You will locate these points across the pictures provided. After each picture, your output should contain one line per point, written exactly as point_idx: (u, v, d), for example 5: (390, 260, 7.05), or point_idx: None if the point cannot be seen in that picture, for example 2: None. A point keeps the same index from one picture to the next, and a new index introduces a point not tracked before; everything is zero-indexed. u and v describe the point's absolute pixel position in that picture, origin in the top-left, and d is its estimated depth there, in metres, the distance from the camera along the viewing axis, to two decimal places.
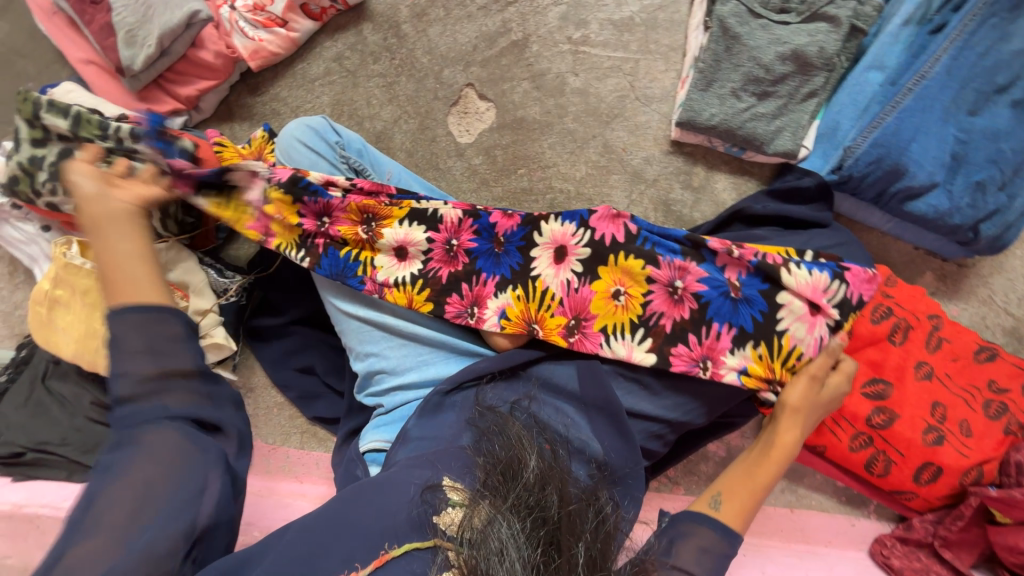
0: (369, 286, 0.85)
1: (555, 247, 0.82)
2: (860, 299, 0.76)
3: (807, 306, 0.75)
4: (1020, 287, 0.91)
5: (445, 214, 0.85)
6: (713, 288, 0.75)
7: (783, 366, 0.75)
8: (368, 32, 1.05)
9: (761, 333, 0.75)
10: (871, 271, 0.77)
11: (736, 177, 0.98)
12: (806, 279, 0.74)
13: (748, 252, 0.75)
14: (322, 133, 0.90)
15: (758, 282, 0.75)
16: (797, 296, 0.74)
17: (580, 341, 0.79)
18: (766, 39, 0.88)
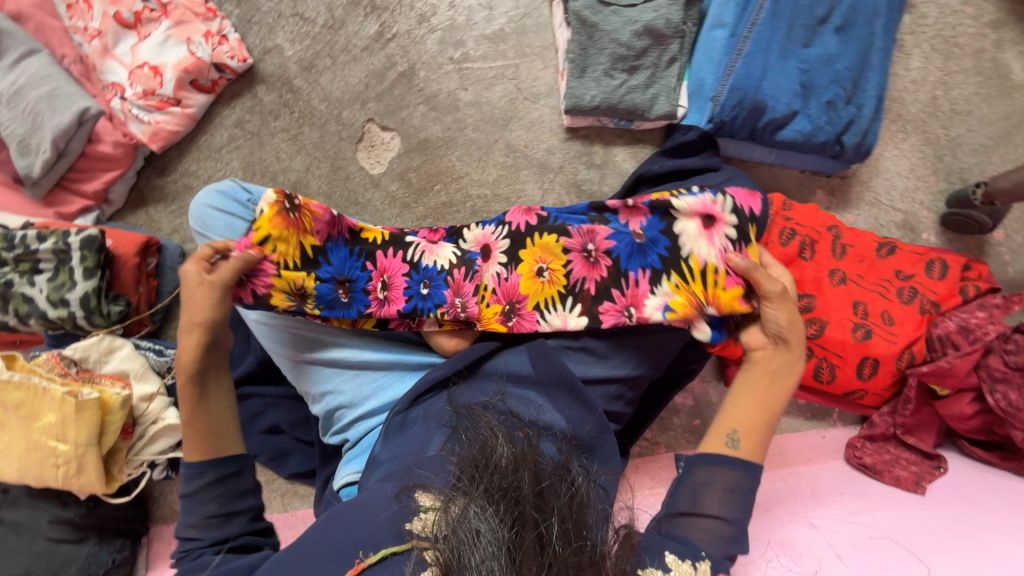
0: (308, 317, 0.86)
1: (480, 248, 0.87)
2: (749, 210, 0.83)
3: (702, 223, 0.80)
4: (898, 184, 1.01)
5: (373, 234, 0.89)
6: (621, 241, 0.81)
7: (705, 288, 0.78)
8: (262, 94, 1.09)
9: (670, 266, 0.80)
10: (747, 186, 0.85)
11: (632, 147, 1.05)
12: (693, 200, 0.80)
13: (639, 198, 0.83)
14: (233, 194, 0.92)
15: (657, 222, 0.82)
16: (690, 219, 0.80)
17: (518, 324, 0.83)
18: (620, 21, 0.97)
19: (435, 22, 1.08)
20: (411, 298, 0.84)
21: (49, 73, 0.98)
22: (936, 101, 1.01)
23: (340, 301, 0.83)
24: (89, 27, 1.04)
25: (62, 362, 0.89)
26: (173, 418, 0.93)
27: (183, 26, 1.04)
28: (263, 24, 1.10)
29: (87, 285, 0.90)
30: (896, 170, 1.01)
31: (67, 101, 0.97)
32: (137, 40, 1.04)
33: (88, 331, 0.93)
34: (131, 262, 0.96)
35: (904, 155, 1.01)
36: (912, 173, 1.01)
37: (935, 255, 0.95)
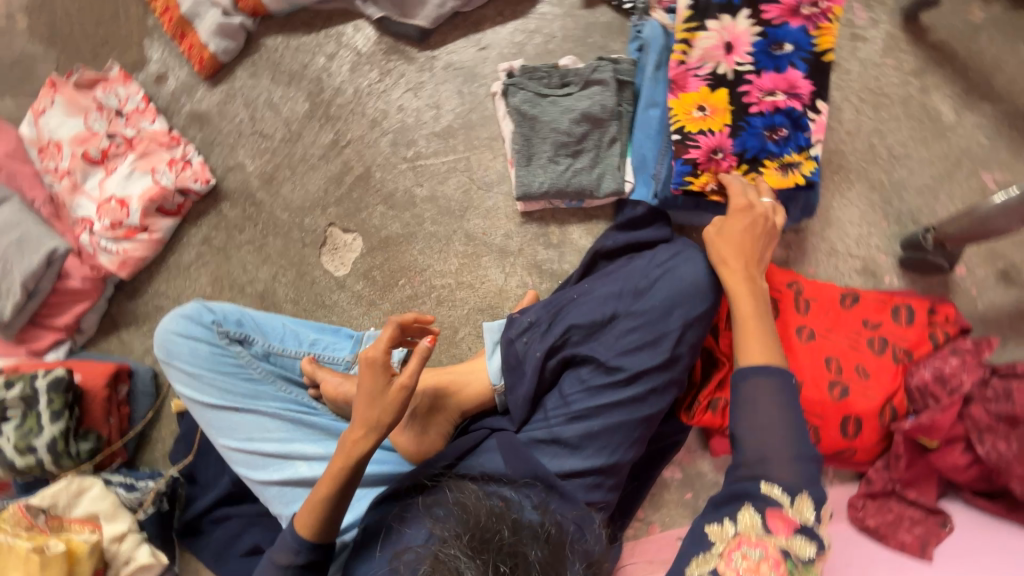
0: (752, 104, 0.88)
1: (725, 44, 0.87)
2: None
3: (727, 53, 0.88)
4: (852, 232, 1.02)
5: (729, 31, 0.87)
6: (758, 53, 0.87)
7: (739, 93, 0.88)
8: (227, 210, 1.13)
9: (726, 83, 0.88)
10: None
11: (586, 224, 1.07)
12: (735, 25, 0.87)
13: (740, 35, 0.87)
14: (197, 317, 0.94)
15: (748, 139, 0.87)
16: (718, 35, 0.87)
17: (685, 151, 0.88)
18: (558, 111, 1.01)
19: (387, 125, 1.13)
20: (742, 139, 0.88)
21: (19, 218, 1.01)
22: (873, 148, 1.04)
23: (786, 54, 0.86)
24: (59, 167, 1.10)
25: (29, 513, 0.87)
26: (145, 557, 0.90)
27: (148, 157, 1.10)
28: (224, 145, 1.15)
29: (56, 427, 0.90)
30: (847, 218, 1.02)
31: (36, 244, 1.00)
32: (104, 174, 1.09)
33: (58, 474, 0.93)
34: (100, 395, 0.97)
35: (852, 202, 1.02)
36: (863, 219, 1.02)
37: (900, 301, 0.94)
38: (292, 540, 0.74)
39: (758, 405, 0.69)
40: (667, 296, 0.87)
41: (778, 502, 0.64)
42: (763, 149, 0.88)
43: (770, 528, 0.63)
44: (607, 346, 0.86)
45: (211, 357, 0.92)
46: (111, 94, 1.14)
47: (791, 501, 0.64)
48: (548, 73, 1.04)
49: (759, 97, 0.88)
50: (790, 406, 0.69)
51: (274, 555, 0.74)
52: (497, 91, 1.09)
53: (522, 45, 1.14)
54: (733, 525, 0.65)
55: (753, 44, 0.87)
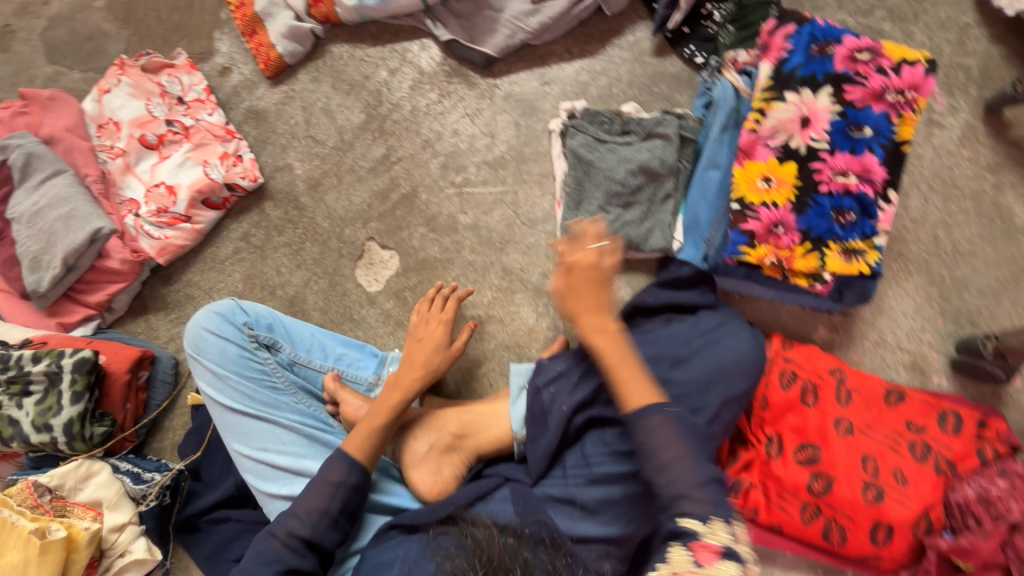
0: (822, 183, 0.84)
1: (801, 117, 0.84)
2: (878, 69, 0.81)
3: (803, 126, 0.84)
4: (904, 324, 0.98)
5: (808, 106, 0.84)
6: (835, 132, 0.83)
7: (809, 170, 0.84)
8: (270, 209, 1.13)
9: (798, 156, 0.85)
10: (873, 45, 0.82)
11: (627, 275, 1.04)
12: (815, 100, 0.83)
13: (820, 111, 0.83)
14: (231, 316, 0.94)
15: (813, 216, 0.84)
16: (796, 108, 0.84)
17: (744, 223, 0.85)
18: (616, 160, 0.99)
19: (439, 147, 1.12)
20: (807, 217, 0.84)
21: (70, 194, 1.03)
22: (937, 240, 1.00)
23: (863, 137, 0.83)
24: (115, 146, 1.11)
25: (35, 491, 0.87)
26: (141, 552, 0.90)
27: (202, 148, 1.11)
28: (276, 145, 1.16)
29: (75, 408, 0.90)
30: (901, 309, 0.98)
31: (82, 221, 1.01)
32: (157, 159, 1.10)
33: (68, 455, 0.92)
34: (121, 380, 0.97)
35: (908, 293, 0.98)
36: (918, 313, 0.98)
37: (948, 406, 0.89)
38: (346, 458, 0.80)
39: (658, 437, 0.69)
40: (708, 369, 0.87)
41: (700, 533, 0.63)
42: (828, 229, 0.84)
43: (700, 560, 0.60)
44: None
45: (238, 360, 0.92)
46: (175, 82, 1.16)
47: (706, 526, 0.63)
48: (610, 119, 1.02)
49: (829, 176, 0.84)
50: (684, 433, 0.70)
51: (328, 469, 0.79)
52: (555, 129, 1.07)
53: (586, 85, 1.12)
54: (667, 567, 0.61)
55: (831, 122, 0.83)
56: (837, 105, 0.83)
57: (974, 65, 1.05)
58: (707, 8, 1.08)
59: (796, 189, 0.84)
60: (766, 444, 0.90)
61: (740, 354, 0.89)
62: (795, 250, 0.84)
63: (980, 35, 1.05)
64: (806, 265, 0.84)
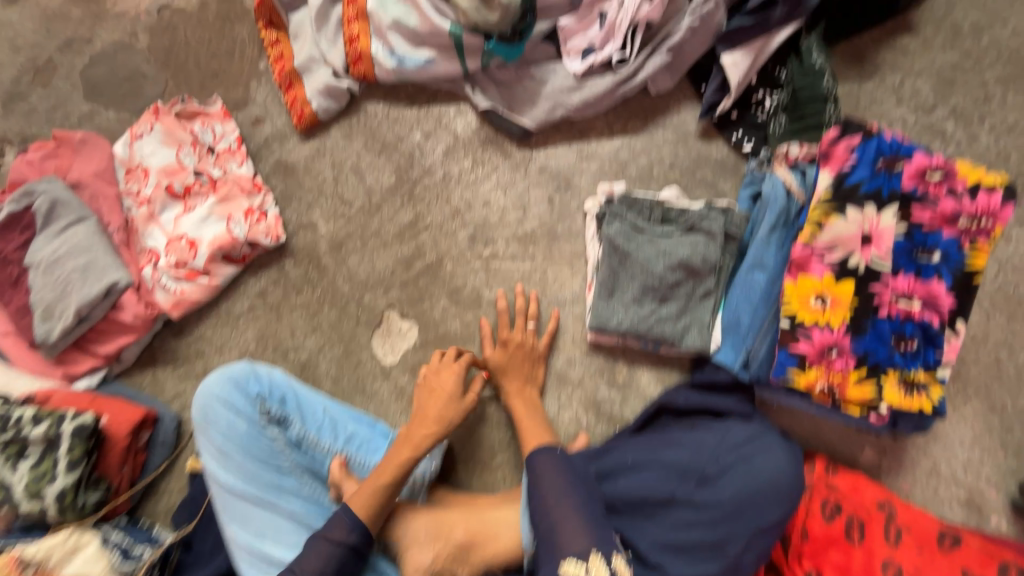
0: (882, 306, 0.78)
1: (863, 233, 0.78)
2: (950, 191, 0.75)
3: (865, 243, 0.78)
4: (960, 453, 0.89)
5: (871, 223, 0.78)
6: (899, 253, 0.77)
7: (867, 290, 0.78)
8: (289, 267, 1.10)
9: (856, 275, 0.79)
10: (947, 165, 0.76)
11: (657, 370, 0.98)
12: (878, 217, 0.77)
13: (884, 230, 0.77)
14: (244, 385, 0.90)
15: (869, 341, 0.77)
16: (856, 224, 0.78)
17: (794, 341, 0.79)
18: (654, 251, 0.94)
19: (469, 216, 1.09)
20: (863, 342, 0.77)
21: (91, 244, 1.00)
22: (999, 363, 0.92)
23: (929, 260, 0.77)
24: (141, 193, 1.09)
25: (16, 564, 0.81)
26: None
27: (227, 201, 1.09)
28: (302, 201, 1.13)
29: (70, 476, 0.86)
30: (957, 437, 0.90)
31: (100, 272, 0.99)
32: (182, 210, 1.08)
33: (58, 524, 0.88)
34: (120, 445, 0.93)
35: (965, 420, 0.90)
36: (976, 443, 0.89)
37: (1011, 558, 0.79)
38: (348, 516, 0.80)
39: (545, 480, 0.81)
40: (735, 493, 0.81)
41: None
42: (886, 358, 0.77)
43: None
44: (658, 533, 0.81)
45: (247, 437, 0.88)
46: (208, 130, 1.15)
47: (587, 564, 0.72)
48: (650, 206, 0.97)
49: (889, 299, 0.78)
50: (569, 478, 0.81)
51: (333, 523, 0.79)
52: (591, 211, 1.03)
53: (626, 163, 1.08)
54: None
55: (896, 242, 0.77)
56: (903, 225, 0.77)
57: None
58: (758, 94, 1.03)
59: (853, 309, 0.78)
60: None
61: (773, 478, 0.81)
62: (849, 376, 0.78)
63: None
64: (860, 394, 0.77)
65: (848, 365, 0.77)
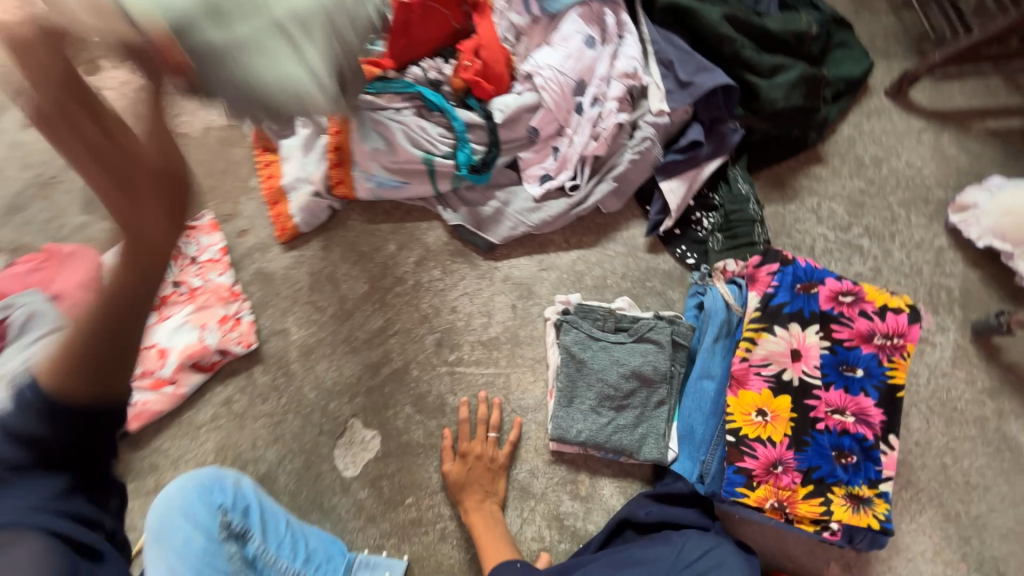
0: (819, 420, 0.82)
1: (792, 350, 0.85)
2: (861, 311, 0.84)
3: (794, 358, 0.85)
4: (923, 567, 0.89)
5: (798, 341, 0.85)
6: (826, 368, 0.84)
7: (802, 404, 0.83)
8: (258, 373, 1.11)
9: (791, 389, 0.84)
10: (855, 289, 0.85)
11: (619, 479, 0.98)
12: (802, 335, 0.85)
13: (810, 347, 0.84)
14: (209, 494, 0.91)
15: (811, 454, 0.81)
16: (785, 342, 0.85)
17: (741, 456, 0.81)
18: (608, 360, 1.00)
19: (436, 322, 1.14)
20: (806, 456, 0.81)
21: None
22: (946, 468, 0.95)
23: (854, 375, 0.83)
24: None
25: None
26: None
27: (204, 309, 1.13)
28: (277, 307, 1.18)
29: None
30: (919, 549, 0.90)
31: None
32: (157, 318, 1.12)
33: None
34: None
35: (923, 530, 0.91)
36: (937, 555, 0.90)
37: None
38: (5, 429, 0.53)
39: None
40: None
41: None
42: (830, 472, 0.80)
43: None
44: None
45: (201, 552, 0.85)
46: (193, 243, 1.23)
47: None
48: (603, 316, 1.04)
49: (825, 412, 0.82)
50: None
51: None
52: (550, 318, 1.10)
53: (582, 274, 1.17)
54: None
55: (821, 358, 0.84)
56: (827, 342, 0.84)
57: (954, 286, 1.10)
58: (696, 215, 1.16)
59: (792, 423, 0.82)
60: None
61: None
62: (796, 491, 0.80)
63: (955, 257, 1.12)
64: (810, 511, 0.79)
65: (794, 480, 0.80)
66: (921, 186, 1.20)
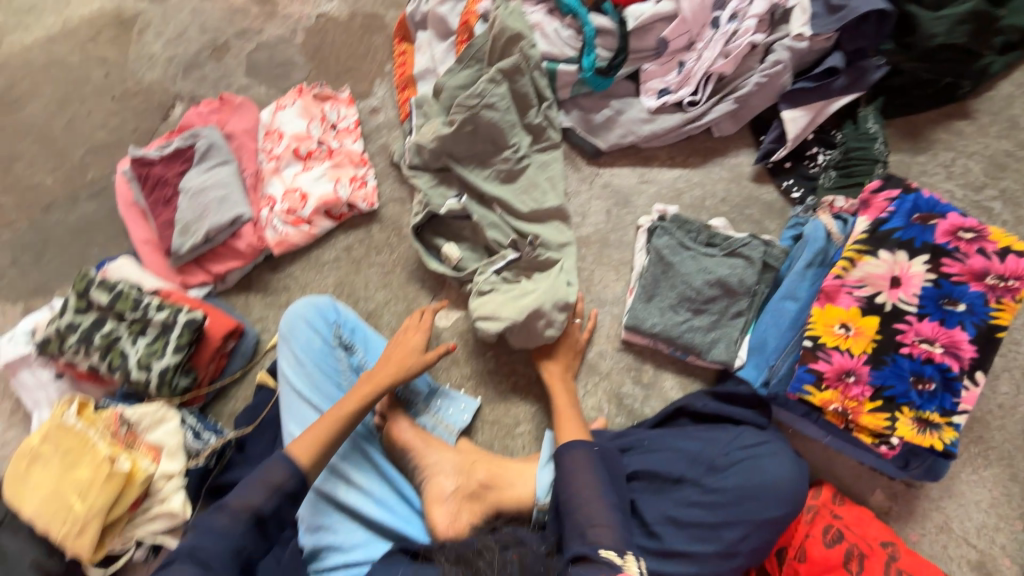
0: (906, 346, 0.84)
1: (892, 275, 0.86)
2: (979, 249, 0.83)
3: (893, 284, 0.86)
4: (975, 515, 0.90)
5: (900, 268, 0.85)
6: (926, 299, 0.84)
7: (890, 328, 0.85)
8: (375, 230, 1.28)
9: (881, 312, 0.86)
10: (979, 227, 0.83)
11: (681, 376, 1.06)
12: (906, 264, 0.85)
13: (913, 275, 0.85)
14: (325, 311, 1.10)
15: (888, 374, 0.84)
16: (886, 266, 0.86)
17: (814, 361, 0.86)
18: (696, 267, 1.05)
19: None
20: (881, 374, 0.84)
21: (229, 181, 1.24)
22: None
23: (956, 309, 0.83)
24: (272, 151, 1.33)
25: (118, 421, 0.98)
26: (178, 505, 0.96)
27: (339, 168, 1.31)
28: (396, 178, 1.32)
29: (175, 356, 1.03)
30: (974, 498, 0.91)
31: (231, 205, 1.21)
32: (301, 169, 1.31)
33: (151, 395, 1.03)
34: (213, 344, 1.09)
35: (984, 483, 0.91)
36: (993, 508, 0.90)
37: None
38: (286, 465, 0.83)
39: (574, 470, 0.86)
40: (739, 484, 0.87)
41: (618, 564, 0.75)
42: (903, 393, 0.83)
43: None
44: (664, 506, 0.89)
45: (319, 353, 1.07)
46: (334, 112, 1.38)
47: (622, 560, 0.77)
48: (698, 229, 1.09)
49: (913, 339, 0.84)
50: (596, 471, 0.86)
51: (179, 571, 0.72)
52: (643, 225, 1.16)
53: (681, 192, 1.21)
54: None
55: (923, 288, 0.84)
56: (933, 275, 0.84)
57: None
58: (812, 150, 1.15)
59: (875, 342, 0.85)
60: None
61: (777, 482, 0.87)
62: (862, 403, 0.84)
63: None
64: (873, 423, 0.84)
65: (863, 392, 0.84)
66: None
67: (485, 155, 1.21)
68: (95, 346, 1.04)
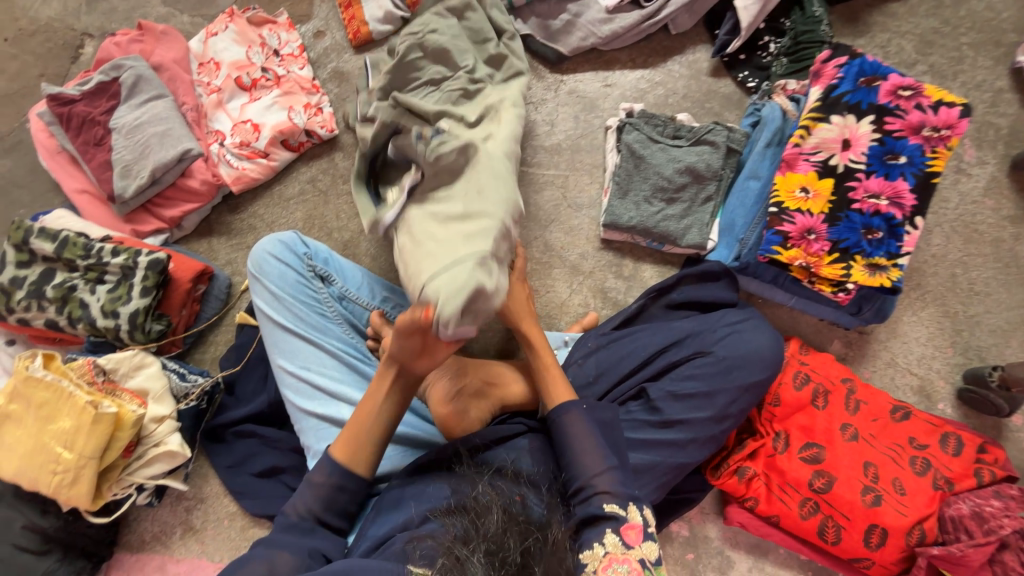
0: (858, 203, 0.92)
1: (842, 139, 0.93)
2: (918, 106, 0.90)
3: (844, 146, 0.93)
4: (916, 349, 1.04)
5: (849, 131, 0.93)
6: (873, 157, 0.92)
7: (843, 188, 0.93)
8: (338, 159, 1.23)
9: (833, 175, 0.94)
10: (917, 85, 0.91)
11: (660, 266, 1.13)
12: (854, 126, 0.93)
13: (861, 136, 0.92)
14: (292, 246, 1.00)
15: (843, 228, 0.92)
16: (837, 131, 0.94)
17: (779, 225, 0.95)
18: (665, 158, 1.08)
19: None
20: (838, 229, 0.92)
21: (168, 116, 1.13)
22: (955, 278, 1.06)
23: (898, 162, 0.91)
24: (211, 84, 1.22)
25: (94, 369, 0.93)
26: (175, 445, 0.94)
27: (289, 96, 1.22)
28: (353, 104, 1.26)
29: (143, 300, 0.97)
30: (914, 335, 1.05)
31: (175, 141, 1.11)
32: (248, 100, 1.22)
33: (126, 344, 0.99)
34: (183, 286, 1.03)
35: (922, 322, 1.05)
36: (929, 341, 1.04)
37: (950, 429, 0.93)
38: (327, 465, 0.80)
39: (569, 434, 0.81)
40: (728, 355, 0.91)
41: (622, 516, 0.74)
42: (856, 244, 0.92)
43: (628, 542, 0.72)
44: (664, 384, 0.91)
45: (294, 286, 0.99)
46: (275, 36, 1.25)
47: (626, 510, 0.75)
48: (664, 122, 1.11)
49: (863, 196, 0.92)
50: (591, 431, 0.81)
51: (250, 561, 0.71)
52: (611, 125, 1.17)
53: (644, 92, 1.22)
54: (602, 547, 0.71)
55: (869, 147, 0.92)
56: (877, 135, 0.92)
57: (1003, 125, 1.13)
58: (764, 40, 1.18)
59: (831, 203, 0.93)
60: (773, 438, 0.95)
61: (759, 351, 0.91)
62: (822, 257, 0.93)
63: (1012, 99, 1.15)
64: (832, 273, 0.93)
65: (822, 247, 0.93)
66: (996, 30, 1.18)
67: (435, 76, 1.05)
68: (49, 299, 0.97)
